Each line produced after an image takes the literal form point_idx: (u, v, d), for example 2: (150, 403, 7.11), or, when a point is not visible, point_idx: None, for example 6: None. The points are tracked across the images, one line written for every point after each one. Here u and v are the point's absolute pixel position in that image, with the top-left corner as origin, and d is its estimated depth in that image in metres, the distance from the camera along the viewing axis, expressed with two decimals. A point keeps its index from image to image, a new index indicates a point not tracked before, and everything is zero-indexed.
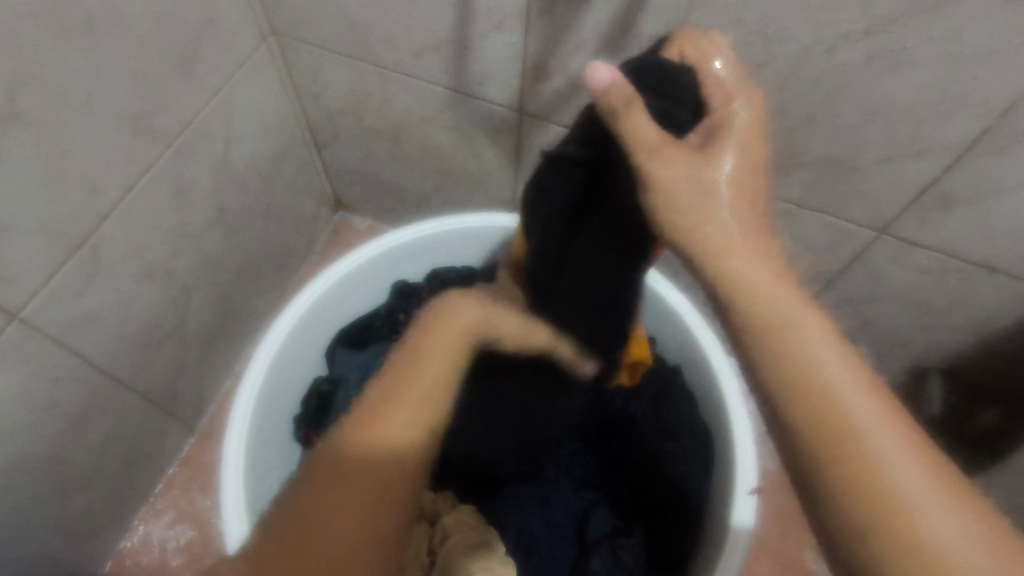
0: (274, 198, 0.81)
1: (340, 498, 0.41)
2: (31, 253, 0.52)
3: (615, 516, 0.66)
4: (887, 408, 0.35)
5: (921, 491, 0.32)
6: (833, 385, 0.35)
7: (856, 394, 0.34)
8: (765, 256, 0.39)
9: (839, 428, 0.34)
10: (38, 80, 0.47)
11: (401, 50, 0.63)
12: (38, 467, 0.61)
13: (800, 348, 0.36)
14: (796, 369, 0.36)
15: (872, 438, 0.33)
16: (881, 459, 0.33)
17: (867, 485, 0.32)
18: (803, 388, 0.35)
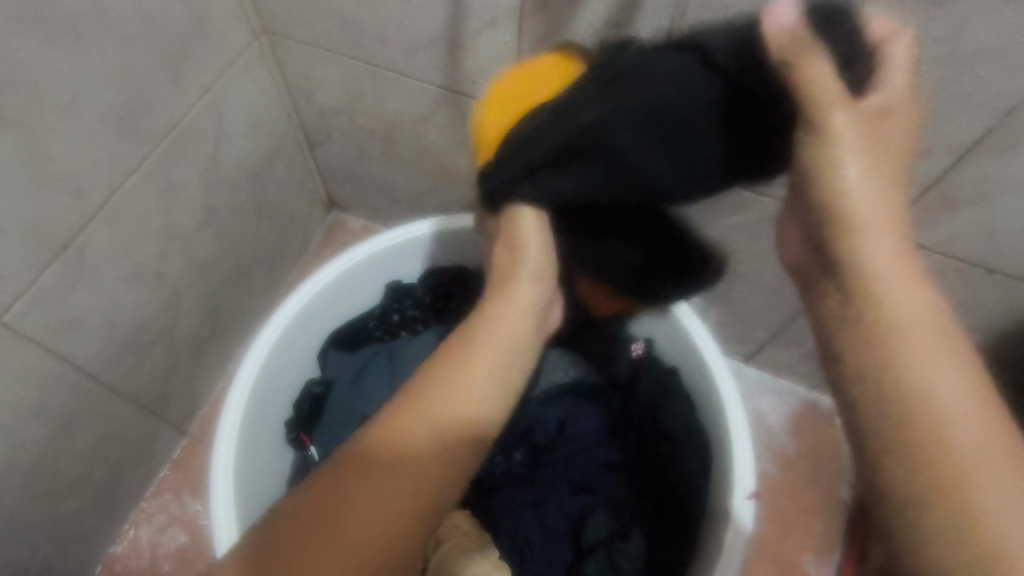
0: (266, 198, 0.80)
1: (370, 496, 0.40)
2: (14, 256, 0.51)
3: (613, 520, 0.63)
4: (973, 387, 0.34)
5: (995, 471, 0.31)
6: (919, 345, 0.35)
7: (956, 361, 0.34)
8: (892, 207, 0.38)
9: (912, 403, 0.34)
10: (19, 80, 0.46)
11: (393, 49, 0.62)
12: (25, 473, 0.60)
13: (903, 306, 0.36)
14: (881, 342, 0.35)
15: (941, 412, 0.33)
16: (959, 435, 0.32)
17: (935, 460, 0.32)
18: (878, 364, 0.35)
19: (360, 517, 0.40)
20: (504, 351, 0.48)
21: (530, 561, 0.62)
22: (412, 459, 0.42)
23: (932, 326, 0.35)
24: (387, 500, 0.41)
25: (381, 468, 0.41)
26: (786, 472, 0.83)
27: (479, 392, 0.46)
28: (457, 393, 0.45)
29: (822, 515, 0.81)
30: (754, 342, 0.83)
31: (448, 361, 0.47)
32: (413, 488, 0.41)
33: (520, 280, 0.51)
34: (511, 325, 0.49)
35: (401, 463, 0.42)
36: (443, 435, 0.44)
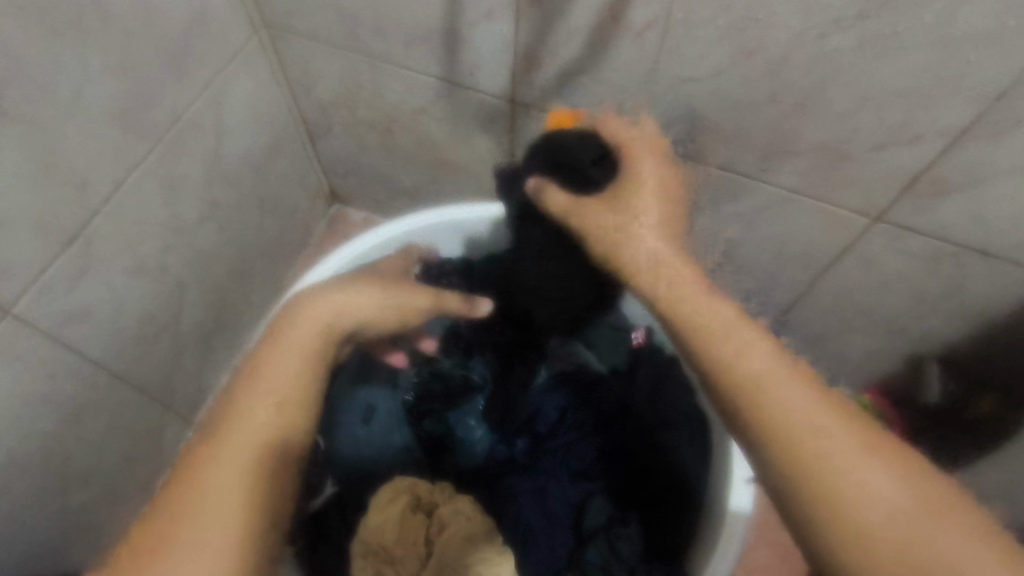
0: (267, 192, 0.81)
1: (223, 466, 0.49)
2: (21, 249, 0.52)
3: (612, 507, 0.65)
4: (816, 393, 0.37)
5: (869, 478, 0.33)
6: (766, 385, 0.37)
7: (794, 391, 0.36)
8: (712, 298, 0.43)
9: (796, 441, 0.34)
10: (23, 77, 0.47)
11: (390, 41, 0.63)
12: (37, 461, 0.62)
13: (737, 358, 0.38)
14: (744, 392, 0.37)
15: (818, 439, 0.34)
16: (828, 452, 0.34)
17: (827, 486, 0.33)
18: (766, 411, 0.36)
19: (217, 529, 0.46)
20: (320, 327, 0.58)
21: (534, 547, 0.62)
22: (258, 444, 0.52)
23: (777, 366, 0.38)
24: (240, 465, 0.50)
25: (238, 459, 0.50)
26: None
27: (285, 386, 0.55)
28: (266, 363, 0.56)
29: None
30: None
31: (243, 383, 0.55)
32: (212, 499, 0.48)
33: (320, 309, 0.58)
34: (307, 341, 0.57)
35: (254, 430, 0.52)
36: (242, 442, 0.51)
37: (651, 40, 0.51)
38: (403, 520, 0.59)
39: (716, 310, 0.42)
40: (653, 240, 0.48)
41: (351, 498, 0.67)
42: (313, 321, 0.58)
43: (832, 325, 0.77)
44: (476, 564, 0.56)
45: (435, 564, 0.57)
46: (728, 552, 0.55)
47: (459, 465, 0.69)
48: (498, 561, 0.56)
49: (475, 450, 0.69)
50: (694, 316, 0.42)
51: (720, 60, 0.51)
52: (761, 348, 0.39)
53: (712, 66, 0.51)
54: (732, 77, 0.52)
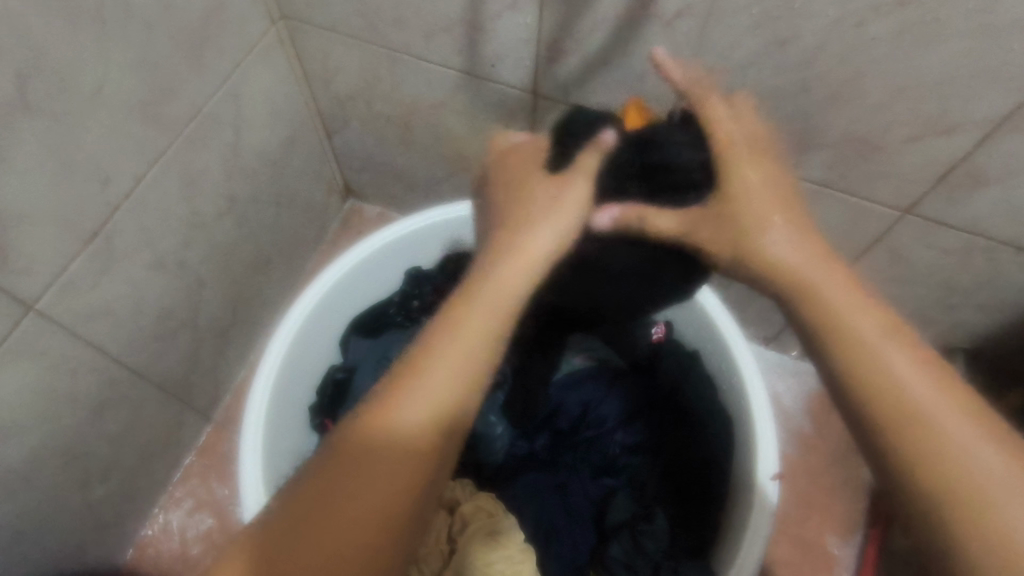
0: (284, 187, 0.81)
1: (372, 468, 0.39)
2: (44, 246, 0.51)
3: (635, 504, 0.64)
4: (927, 363, 0.36)
5: (970, 445, 0.33)
6: (878, 348, 0.37)
7: (899, 357, 0.36)
8: (813, 258, 0.41)
9: (899, 410, 0.35)
10: (45, 69, 0.46)
11: (412, 33, 0.62)
12: (58, 457, 0.61)
13: (848, 322, 0.38)
14: (851, 356, 0.37)
15: (928, 410, 0.34)
16: (932, 417, 0.34)
17: (924, 458, 0.33)
18: (858, 379, 0.37)
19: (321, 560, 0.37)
20: (500, 320, 0.43)
21: (557, 539, 0.62)
22: (390, 462, 0.39)
23: (895, 341, 0.37)
24: (386, 494, 0.38)
25: (365, 467, 0.39)
26: (806, 452, 0.83)
27: (436, 397, 0.40)
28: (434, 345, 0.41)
29: (843, 495, 0.81)
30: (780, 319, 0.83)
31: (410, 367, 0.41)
32: (322, 531, 0.37)
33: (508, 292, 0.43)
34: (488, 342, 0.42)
35: (402, 448, 0.39)
36: (391, 453, 0.39)
37: (680, 31, 0.50)
38: None
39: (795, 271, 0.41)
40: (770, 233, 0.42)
41: None
42: (504, 296, 0.43)
43: None
44: (496, 561, 0.55)
45: (456, 562, 0.57)
46: (755, 538, 0.55)
47: (481, 460, 0.68)
48: (519, 558, 0.56)
49: (496, 447, 0.68)
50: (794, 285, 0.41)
51: (752, 49, 0.50)
52: (874, 324, 0.38)
53: (743, 56, 0.50)
54: (763, 67, 0.51)
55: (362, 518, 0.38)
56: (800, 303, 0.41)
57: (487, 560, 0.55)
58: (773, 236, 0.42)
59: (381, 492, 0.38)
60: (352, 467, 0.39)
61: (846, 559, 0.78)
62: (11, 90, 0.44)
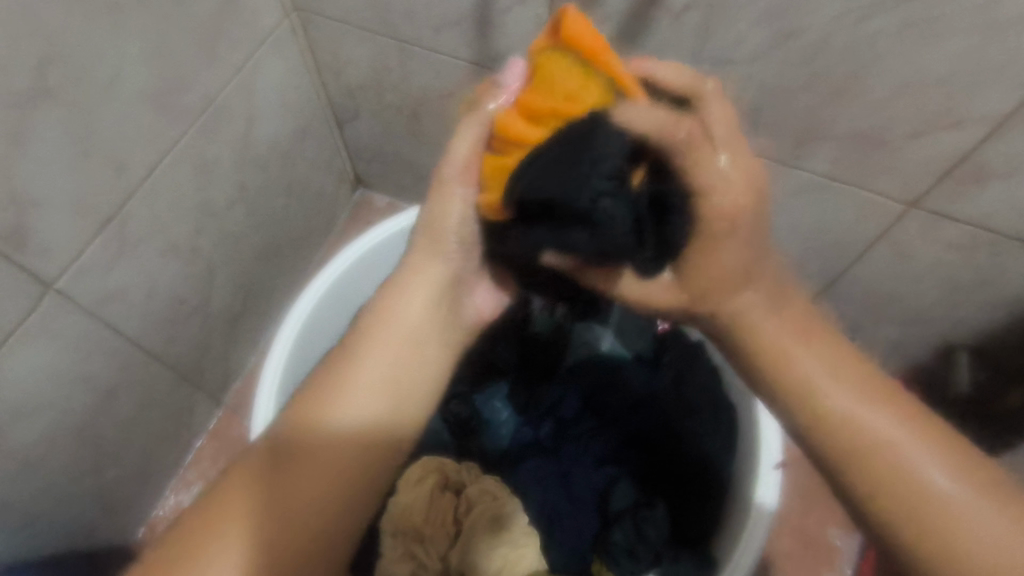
0: (295, 176, 0.82)
1: (293, 464, 0.44)
2: (61, 229, 0.53)
3: (637, 491, 0.65)
4: (888, 405, 0.40)
5: (935, 478, 0.37)
6: (835, 401, 0.41)
7: (865, 406, 0.40)
8: (784, 314, 0.44)
9: (870, 460, 0.39)
10: (63, 56, 0.47)
11: (422, 24, 0.63)
12: (72, 436, 0.63)
13: (808, 378, 0.42)
14: (837, 430, 0.40)
15: (895, 456, 0.38)
16: (899, 458, 0.38)
17: (898, 497, 0.38)
18: (841, 453, 0.40)
19: (258, 539, 0.42)
20: (404, 335, 0.49)
21: (556, 540, 0.62)
22: (308, 460, 0.44)
23: (858, 390, 0.41)
24: (313, 487, 0.43)
25: (285, 462, 0.44)
26: None
27: (352, 406, 0.45)
28: (354, 359, 0.47)
29: None
30: None
31: (328, 379, 0.46)
32: (253, 517, 0.42)
33: (409, 314, 0.49)
34: (396, 360, 0.48)
35: (321, 450, 0.44)
36: (312, 450, 0.44)
37: (688, 24, 0.51)
38: (430, 499, 0.60)
39: (764, 319, 0.44)
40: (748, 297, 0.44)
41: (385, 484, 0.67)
42: (403, 317, 0.49)
43: (857, 314, 0.77)
44: (500, 544, 0.57)
45: (461, 543, 0.58)
46: (753, 541, 0.56)
47: (485, 447, 0.70)
48: (521, 542, 0.58)
49: (501, 433, 0.70)
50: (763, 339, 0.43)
51: (759, 43, 0.50)
52: (850, 391, 0.41)
53: (752, 50, 0.51)
54: (772, 61, 0.51)
55: (288, 510, 0.43)
56: (768, 365, 0.43)
57: (493, 544, 0.57)
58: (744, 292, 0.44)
59: (303, 489, 0.43)
60: (282, 463, 0.44)
61: (847, 551, 0.79)
62: (30, 75, 0.45)
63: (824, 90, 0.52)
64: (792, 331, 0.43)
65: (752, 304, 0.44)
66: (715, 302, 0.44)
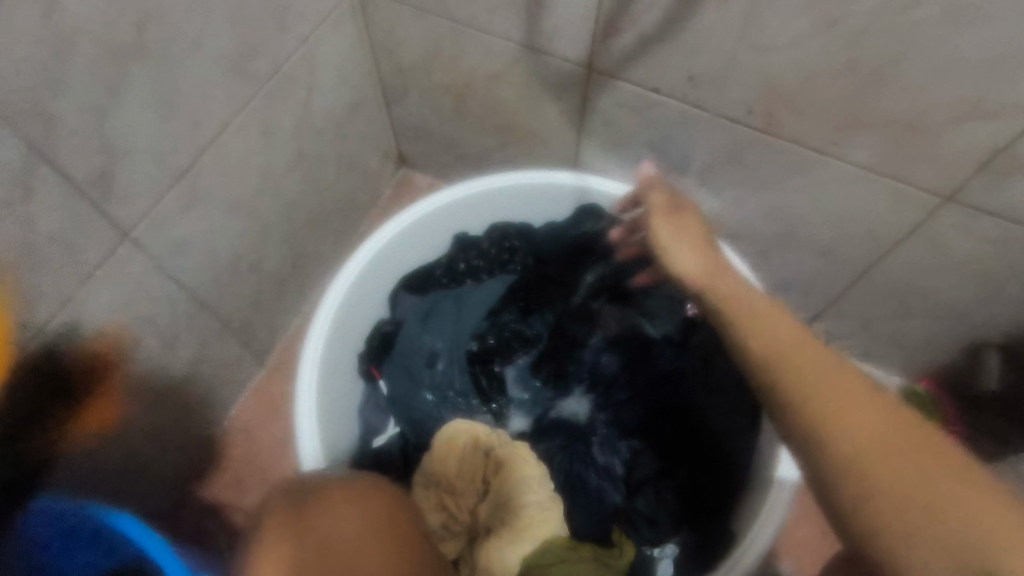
0: (346, 149, 0.85)
1: None
2: (141, 179, 0.57)
3: (658, 460, 0.68)
4: (868, 394, 0.41)
5: (908, 474, 0.37)
6: (804, 374, 0.43)
7: (836, 389, 0.41)
8: (745, 288, 0.53)
9: (840, 439, 0.39)
10: (159, 17, 0.51)
11: (476, 5, 0.65)
12: (135, 379, 0.68)
13: (775, 346, 0.45)
14: (798, 394, 0.42)
15: (869, 438, 0.39)
16: (867, 444, 0.39)
17: (868, 484, 0.37)
18: (815, 422, 0.41)
19: None
20: None
21: (578, 505, 0.66)
22: None
23: (838, 374, 0.42)
24: None
25: None
26: None
27: None
28: None
29: None
30: (814, 305, 0.85)
31: None
32: None
33: None
34: None
35: None
36: None
37: (736, 9, 0.53)
38: (463, 460, 0.63)
39: (739, 291, 0.52)
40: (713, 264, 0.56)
41: (415, 439, 0.72)
42: None
43: (889, 307, 0.78)
44: (528, 506, 0.60)
45: (490, 502, 0.61)
46: (772, 516, 0.57)
47: (511, 415, 0.72)
48: (548, 506, 0.60)
49: (523, 408, 0.72)
50: (729, 312, 0.51)
51: (803, 30, 0.52)
52: (834, 379, 0.42)
53: (795, 37, 0.53)
54: (815, 50, 0.53)
55: None
56: (737, 332, 0.48)
57: (520, 505, 0.59)
58: (724, 273, 0.55)
59: None
60: None
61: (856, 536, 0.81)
62: (129, 34, 0.49)
63: (868, 78, 0.53)
64: (762, 312, 0.49)
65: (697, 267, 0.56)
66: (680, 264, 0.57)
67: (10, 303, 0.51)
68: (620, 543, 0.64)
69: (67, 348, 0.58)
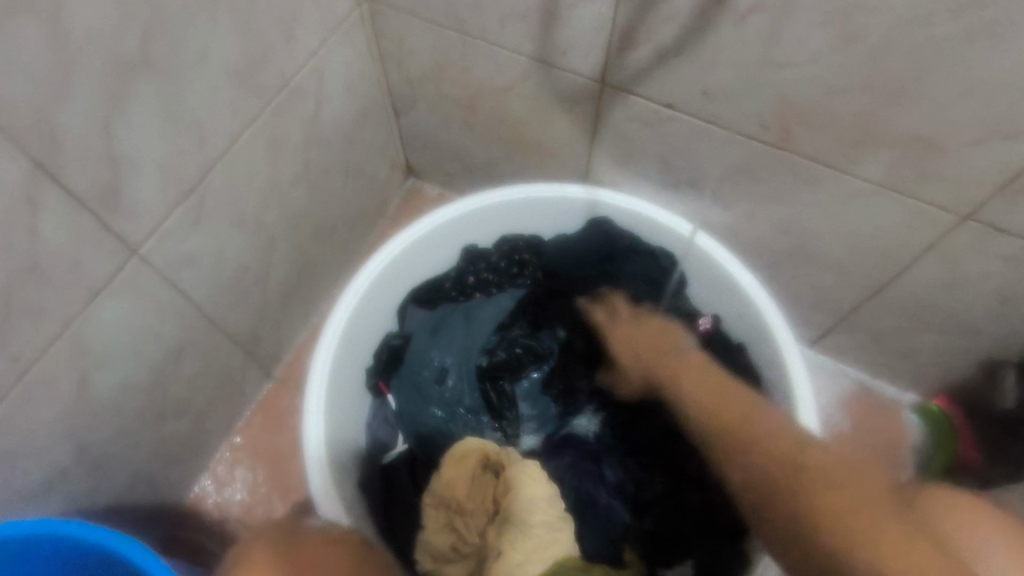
0: (354, 160, 0.85)
1: None
2: (148, 194, 0.56)
3: (670, 479, 0.68)
4: (818, 458, 0.50)
5: (855, 515, 0.45)
6: (761, 447, 0.52)
7: (787, 457, 0.51)
8: (700, 371, 0.62)
9: (788, 491, 0.49)
10: (167, 31, 0.50)
11: (489, 18, 0.65)
12: (141, 395, 0.67)
13: (734, 428, 0.55)
14: (758, 464, 0.52)
15: (826, 492, 0.47)
16: (805, 487, 0.48)
17: (825, 526, 0.46)
18: (770, 492, 0.50)
19: None
20: None
21: (588, 524, 0.65)
22: None
23: (795, 449, 0.51)
24: None
25: None
26: None
27: None
28: None
29: None
30: (827, 320, 0.84)
31: None
32: None
33: None
34: None
35: None
36: None
37: (754, 24, 0.52)
38: (472, 479, 0.62)
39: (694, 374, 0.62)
40: (671, 344, 0.66)
41: (423, 455, 0.70)
42: None
43: (904, 324, 0.77)
44: (538, 527, 0.58)
45: (499, 523, 0.60)
46: None
47: (518, 430, 0.71)
48: (557, 527, 0.59)
49: (532, 424, 0.72)
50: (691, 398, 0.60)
51: (823, 46, 0.51)
52: (788, 452, 0.51)
53: (814, 53, 0.52)
54: (834, 66, 0.52)
55: None
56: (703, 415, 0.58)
57: (530, 526, 0.58)
58: (683, 356, 0.64)
59: None
60: None
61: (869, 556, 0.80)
62: (136, 49, 0.49)
63: (886, 95, 0.52)
64: (721, 395, 0.58)
65: (654, 357, 0.67)
66: (637, 360, 0.68)
67: (12, 320, 0.50)
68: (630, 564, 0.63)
69: (71, 366, 0.57)
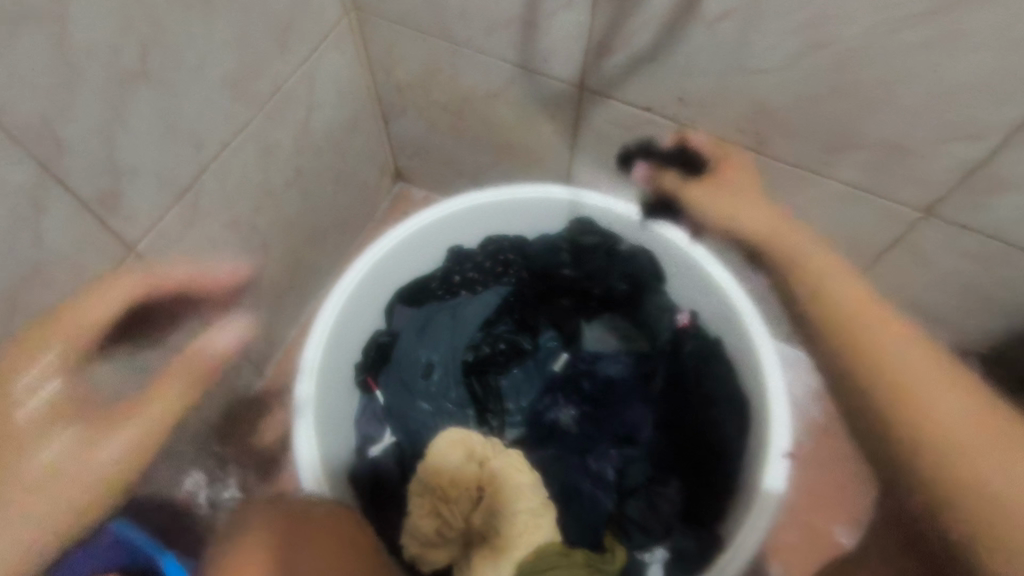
0: (344, 164, 0.88)
1: None
2: (146, 197, 0.59)
3: (652, 469, 0.70)
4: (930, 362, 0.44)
5: (937, 397, 0.42)
6: (891, 345, 0.46)
7: (909, 360, 0.45)
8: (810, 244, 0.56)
9: (913, 392, 0.43)
10: (164, 42, 0.53)
11: (474, 27, 0.68)
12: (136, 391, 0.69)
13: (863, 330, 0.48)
14: (864, 360, 0.46)
15: (924, 394, 0.42)
16: (920, 384, 0.43)
17: (883, 402, 0.44)
18: (882, 386, 0.44)
19: None
20: None
21: (571, 513, 0.68)
22: None
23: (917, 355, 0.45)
24: None
25: None
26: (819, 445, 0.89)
27: None
28: None
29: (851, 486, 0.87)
30: None
31: None
32: None
33: None
34: None
35: None
36: None
37: (722, 32, 0.55)
38: (456, 469, 0.64)
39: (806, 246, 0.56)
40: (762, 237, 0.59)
41: (410, 449, 0.73)
42: None
43: None
44: (521, 512, 0.61)
45: (484, 510, 0.62)
46: (757, 526, 0.59)
47: (506, 425, 0.74)
48: (540, 512, 0.62)
49: (517, 419, 0.74)
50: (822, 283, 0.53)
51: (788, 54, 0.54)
52: (906, 351, 0.45)
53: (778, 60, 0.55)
54: (797, 72, 0.55)
55: None
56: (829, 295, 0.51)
57: (514, 511, 0.61)
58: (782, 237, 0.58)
59: None
60: None
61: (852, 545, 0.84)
62: (136, 60, 0.51)
63: (846, 100, 0.56)
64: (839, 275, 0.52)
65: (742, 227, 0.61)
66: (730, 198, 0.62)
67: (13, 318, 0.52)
68: (612, 548, 0.65)
69: None
